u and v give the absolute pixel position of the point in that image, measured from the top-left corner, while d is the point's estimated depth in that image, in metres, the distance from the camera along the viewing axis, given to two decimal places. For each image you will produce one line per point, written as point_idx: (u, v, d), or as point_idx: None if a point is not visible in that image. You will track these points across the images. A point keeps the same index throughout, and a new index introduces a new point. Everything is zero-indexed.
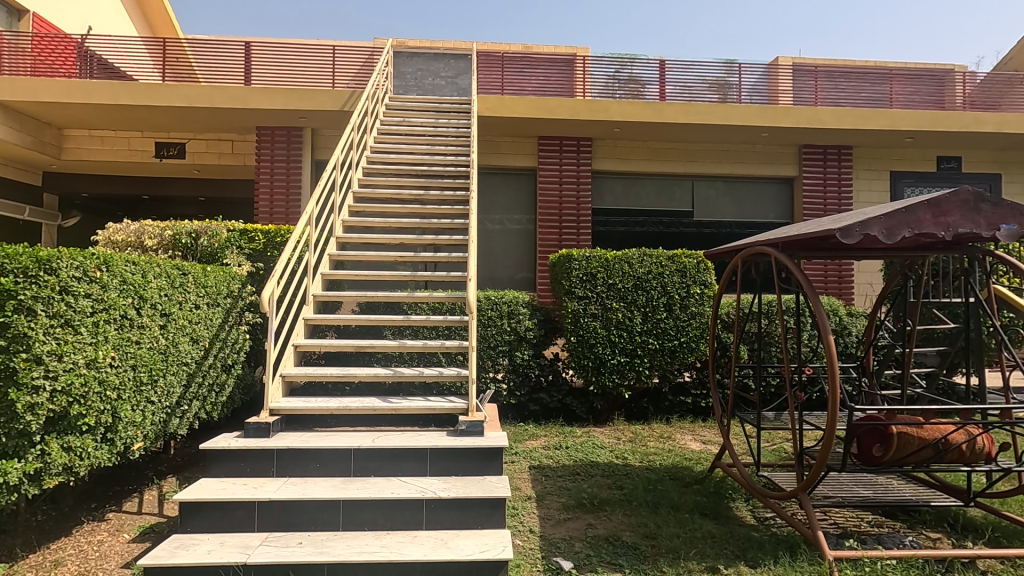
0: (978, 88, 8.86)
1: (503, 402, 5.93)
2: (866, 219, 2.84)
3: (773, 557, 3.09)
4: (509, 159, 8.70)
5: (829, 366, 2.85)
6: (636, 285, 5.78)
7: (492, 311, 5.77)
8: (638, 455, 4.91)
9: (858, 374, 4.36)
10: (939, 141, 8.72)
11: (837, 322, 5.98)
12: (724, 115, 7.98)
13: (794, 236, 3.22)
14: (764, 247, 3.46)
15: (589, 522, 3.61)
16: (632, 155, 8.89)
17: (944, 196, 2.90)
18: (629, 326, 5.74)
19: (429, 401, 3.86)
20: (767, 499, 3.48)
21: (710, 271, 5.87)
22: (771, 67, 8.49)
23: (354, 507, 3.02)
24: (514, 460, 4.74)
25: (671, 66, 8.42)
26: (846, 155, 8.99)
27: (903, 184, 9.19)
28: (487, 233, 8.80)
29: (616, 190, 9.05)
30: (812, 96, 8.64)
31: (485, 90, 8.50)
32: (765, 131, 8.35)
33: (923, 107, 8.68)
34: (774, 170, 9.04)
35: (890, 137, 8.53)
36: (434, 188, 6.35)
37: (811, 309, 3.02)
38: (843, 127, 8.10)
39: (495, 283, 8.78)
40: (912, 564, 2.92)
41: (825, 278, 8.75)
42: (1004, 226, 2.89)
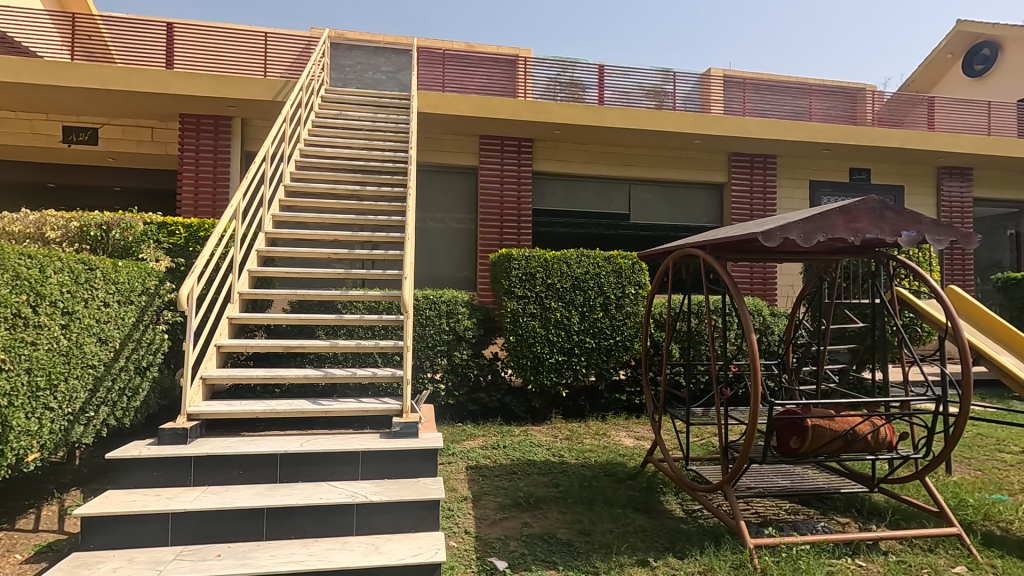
0: (886, 106, 9.62)
1: (441, 402, 5.88)
2: (785, 224, 3.01)
3: (699, 547, 3.20)
4: (451, 158, 8.63)
5: (751, 363, 2.99)
6: (574, 284, 5.87)
7: (430, 310, 5.71)
8: (574, 452, 4.99)
9: (779, 370, 4.65)
10: (852, 153, 9.39)
11: (761, 321, 6.34)
12: (659, 121, 8.26)
13: (720, 239, 3.36)
14: (693, 248, 3.60)
15: (525, 520, 3.62)
16: (572, 158, 9.02)
17: (854, 203, 3.11)
18: (567, 325, 5.82)
19: (362, 402, 3.74)
20: (695, 492, 3.61)
21: (645, 272, 6.04)
22: (703, 77, 8.87)
23: (280, 515, 2.88)
24: (451, 460, 4.69)
25: (610, 71, 8.62)
26: (770, 164, 9.52)
27: (821, 192, 9.82)
28: (427, 232, 8.68)
29: (556, 191, 9.14)
30: (740, 107, 9.09)
31: (426, 87, 8.38)
32: (698, 138, 8.70)
33: (838, 122, 9.32)
34: (706, 176, 9.43)
35: (810, 148, 9.10)
36: (372, 184, 6.18)
37: (735, 309, 3.15)
38: (768, 137, 8.59)
39: (434, 282, 8.68)
40: (824, 548, 3.12)
41: (750, 280, 9.23)
42: (906, 232, 3.13)
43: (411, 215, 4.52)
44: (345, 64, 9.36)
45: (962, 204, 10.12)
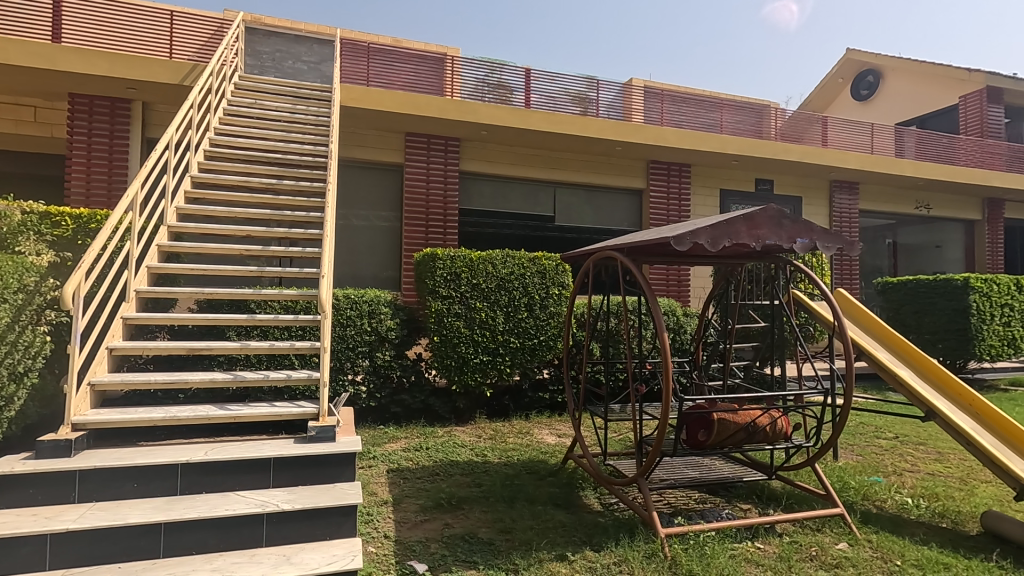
0: (787, 123, 10.43)
1: (362, 405, 5.73)
2: (694, 229, 3.19)
3: (614, 539, 3.32)
4: (375, 154, 8.42)
5: (664, 360, 3.15)
6: (499, 285, 5.90)
7: (351, 310, 5.57)
8: (497, 452, 5.02)
9: (690, 367, 4.93)
10: (758, 165, 10.10)
11: (675, 321, 6.69)
12: (583, 127, 8.50)
13: (636, 243, 3.51)
14: (611, 251, 3.74)
15: (446, 521, 3.60)
16: (498, 159, 9.07)
17: (756, 211, 3.35)
18: (491, 325, 5.85)
19: (275, 406, 3.56)
20: (612, 486, 3.74)
21: (567, 273, 6.18)
22: (625, 87, 9.22)
23: (180, 530, 2.68)
24: (371, 464, 4.57)
25: (536, 75, 8.76)
26: (685, 173, 10.06)
27: (730, 201, 10.49)
28: (350, 229, 8.42)
29: (483, 191, 9.15)
30: (658, 117, 9.53)
31: (350, 80, 8.12)
32: (619, 145, 9.03)
33: (745, 135, 9.99)
34: (626, 182, 9.80)
35: (721, 159, 9.70)
36: (289, 178, 5.91)
37: (650, 309, 3.30)
38: (683, 147, 9.08)
39: (356, 281, 8.43)
40: (727, 533, 3.33)
41: (666, 282, 9.70)
42: (801, 240, 3.41)
43: (330, 210, 4.37)
44: (262, 51, 8.89)
45: (849, 215, 11.17)
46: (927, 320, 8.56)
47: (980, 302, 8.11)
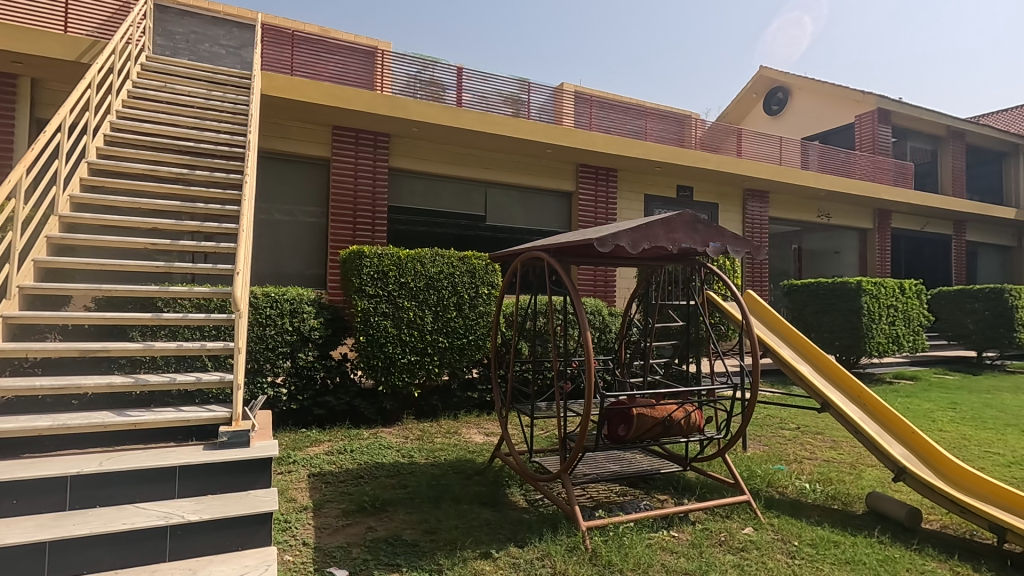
0: (707, 133, 11.02)
1: (283, 408, 5.50)
2: (616, 231, 3.31)
3: (538, 534, 3.38)
4: (299, 147, 8.09)
5: (587, 359, 3.24)
6: (427, 284, 5.85)
7: (271, 309, 5.33)
8: (424, 452, 4.96)
9: (614, 365, 5.10)
10: (680, 172, 10.61)
11: (600, 321, 6.91)
12: (514, 129, 8.58)
13: (562, 244, 3.60)
14: (538, 251, 3.80)
15: (369, 525, 3.52)
16: (430, 156, 8.98)
17: (673, 216, 3.52)
18: (419, 325, 5.78)
19: (183, 411, 3.34)
20: (537, 482, 3.81)
21: (497, 273, 6.21)
22: (556, 91, 9.39)
23: (69, 548, 2.46)
24: (290, 469, 4.38)
25: (468, 75, 8.75)
26: (612, 177, 10.40)
27: (654, 205, 10.95)
28: (272, 224, 8.04)
29: (414, 189, 9.02)
30: (588, 122, 9.79)
31: (272, 68, 7.75)
32: (549, 148, 9.19)
33: (669, 143, 10.46)
34: (556, 184, 9.99)
35: (646, 165, 10.10)
36: (203, 168, 5.55)
37: (574, 309, 3.39)
38: (610, 152, 9.38)
39: (278, 278, 8.06)
40: (644, 524, 3.48)
41: (594, 282, 9.98)
42: (713, 243, 3.62)
43: (246, 198, 4.12)
44: (175, 31, 8.30)
45: (760, 222, 11.98)
46: (827, 320, 9.33)
47: (870, 303, 8.95)
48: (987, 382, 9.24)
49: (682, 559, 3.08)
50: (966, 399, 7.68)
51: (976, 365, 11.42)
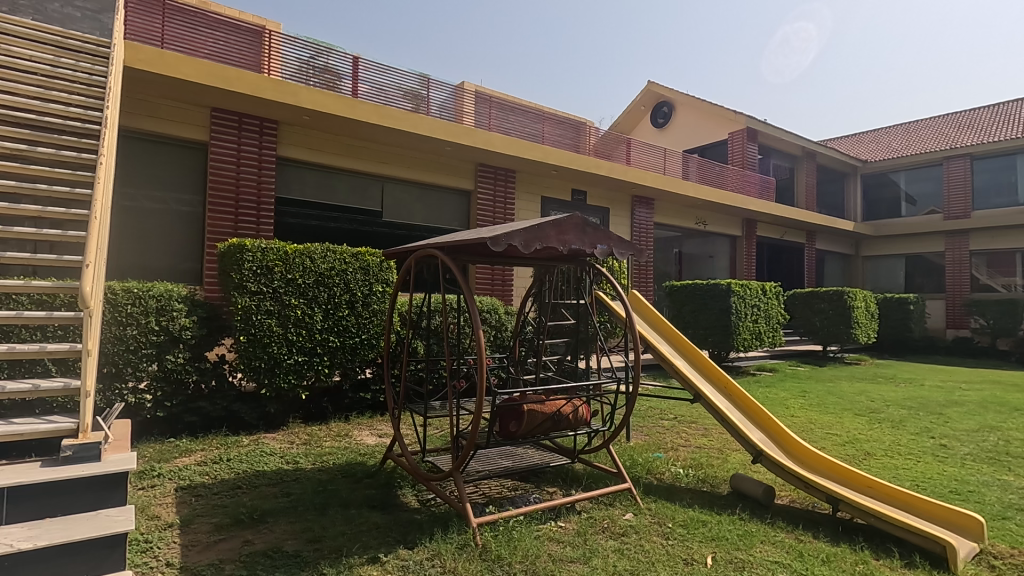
0: (600, 141, 11.56)
1: (148, 416, 4.96)
2: (509, 231, 3.36)
3: (428, 534, 3.35)
4: (172, 128, 7.34)
5: (479, 357, 3.26)
6: (317, 280, 5.56)
7: (133, 307, 4.78)
8: (311, 457, 4.72)
9: (508, 363, 5.18)
10: (574, 176, 11.04)
11: (496, 319, 7.00)
12: (412, 124, 8.43)
13: (456, 242, 3.59)
14: (433, 249, 3.76)
15: (246, 538, 3.27)
16: (322, 147, 8.55)
17: (564, 218, 3.65)
18: (308, 324, 5.49)
19: (15, 424, 2.88)
20: (429, 482, 3.77)
21: (392, 270, 6.07)
22: (457, 89, 9.36)
23: None
24: (153, 484, 3.96)
25: (366, 65, 8.45)
26: (511, 178, 10.57)
27: (550, 207, 11.30)
28: (138, 212, 7.24)
29: (304, 180, 8.53)
30: (487, 122, 9.87)
31: (139, 38, 6.95)
32: (448, 146, 9.14)
33: (565, 148, 10.84)
34: (455, 182, 9.96)
35: (543, 168, 10.39)
36: (49, 144, 4.84)
37: (467, 307, 3.39)
38: (508, 153, 9.54)
39: (145, 272, 7.28)
40: (532, 516, 3.58)
41: (491, 281, 10.09)
42: (600, 245, 3.80)
43: (100, 177, 3.64)
44: None
45: (646, 227, 12.80)
46: (702, 318, 10.19)
47: (738, 303, 9.90)
48: (829, 373, 10.61)
49: (568, 548, 3.21)
50: (813, 387, 8.77)
51: (822, 358, 13.07)
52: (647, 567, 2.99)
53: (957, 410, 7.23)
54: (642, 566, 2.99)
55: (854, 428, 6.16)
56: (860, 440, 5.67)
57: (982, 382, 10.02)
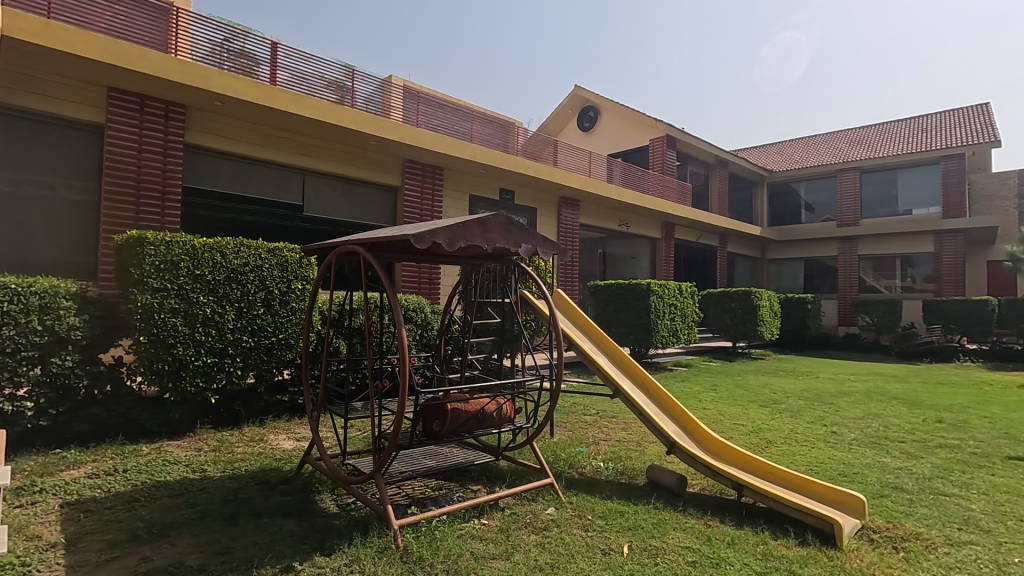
0: (528, 142, 11.70)
1: (28, 426, 4.46)
2: (434, 229, 3.33)
3: (347, 539, 3.25)
4: (61, 107, 6.65)
5: (401, 355, 3.19)
6: (229, 277, 5.24)
7: (10, 305, 4.29)
8: (221, 464, 4.44)
9: (433, 362, 5.12)
10: (503, 176, 11.11)
11: (423, 318, 6.91)
12: (336, 116, 8.15)
13: (378, 239, 3.50)
14: (354, 246, 3.65)
15: (144, 555, 3.03)
16: (236, 135, 8.06)
17: (489, 216, 3.66)
18: (218, 323, 5.16)
19: None
20: (349, 485, 3.66)
21: (313, 267, 5.84)
22: (383, 82, 9.14)
23: None
24: (34, 501, 3.57)
25: (286, 52, 8.06)
26: (439, 176, 10.46)
27: (478, 206, 11.29)
28: (19, 199, 6.51)
29: (216, 170, 8.00)
30: (415, 118, 9.71)
31: (21, 5, 6.23)
32: (374, 140, 8.91)
33: (493, 147, 10.88)
34: (381, 178, 9.72)
35: (471, 166, 10.37)
36: None
37: (389, 305, 3.32)
38: (436, 150, 9.44)
39: (27, 266, 6.57)
40: (456, 516, 3.56)
41: (418, 279, 9.94)
42: (525, 244, 3.84)
43: None
44: None
45: (572, 228, 13.09)
46: (624, 317, 10.57)
47: (657, 302, 10.37)
48: (738, 367, 11.36)
49: (491, 545, 3.22)
50: (724, 381, 9.35)
51: (732, 353, 13.95)
52: (567, 559, 3.06)
53: (846, 400, 7.96)
54: (563, 558, 3.06)
55: (758, 419, 6.63)
56: (763, 429, 6.11)
57: (867, 374, 11.09)
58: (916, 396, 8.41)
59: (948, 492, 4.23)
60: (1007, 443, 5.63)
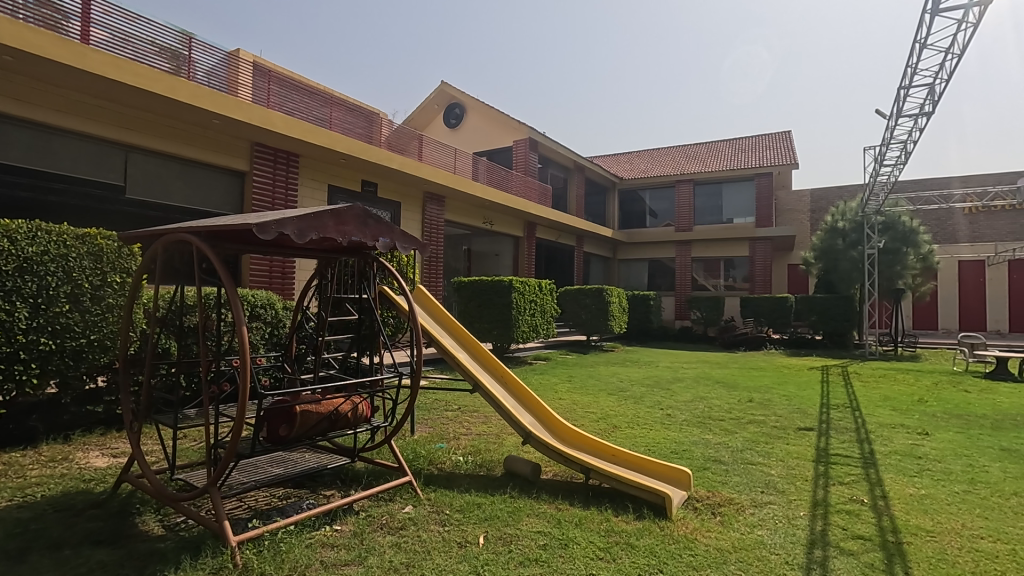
0: (393, 134, 11.39)
1: None
2: (281, 219, 3.09)
3: (174, 564, 2.89)
4: None
5: (242, 356, 2.91)
6: (21, 268, 4.36)
7: None
8: (7, 492, 3.69)
9: (283, 362, 4.75)
10: (365, 167, 10.69)
11: (273, 315, 6.41)
12: (169, 88, 7.21)
13: (216, 227, 3.16)
14: (187, 234, 3.26)
15: None
16: (35, 99, 6.74)
17: (344, 208, 3.49)
18: (5, 323, 4.27)
19: None
20: (177, 503, 3.26)
21: (135, 258, 5.11)
22: (229, 56, 8.28)
23: None
24: None
25: (105, 7, 6.94)
26: (293, 162, 9.74)
27: (338, 197, 10.72)
28: None
29: (6, 138, 6.62)
30: (265, 98, 8.95)
31: None
32: (217, 119, 8.04)
33: (355, 137, 10.41)
34: (225, 160, 8.79)
35: (330, 155, 9.82)
36: None
37: (228, 300, 3.01)
38: (291, 135, 8.80)
39: None
40: (305, 525, 3.35)
41: (269, 274, 9.18)
42: (383, 238, 3.73)
43: None
44: None
45: (437, 224, 13.01)
46: (486, 313, 10.77)
47: (518, 299, 10.74)
48: (591, 359, 12.21)
49: (342, 551, 3.08)
50: (578, 372, 9.98)
51: (586, 346, 14.94)
52: (423, 556, 3.04)
53: (679, 385, 8.96)
54: (419, 556, 3.03)
55: (606, 406, 7.18)
56: (610, 415, 6.63)
57: (697, 362, 12.59)
58: (734, 380, 9.73)
59: (755, 461, 4.95)
60: (799, 417, 6.75)
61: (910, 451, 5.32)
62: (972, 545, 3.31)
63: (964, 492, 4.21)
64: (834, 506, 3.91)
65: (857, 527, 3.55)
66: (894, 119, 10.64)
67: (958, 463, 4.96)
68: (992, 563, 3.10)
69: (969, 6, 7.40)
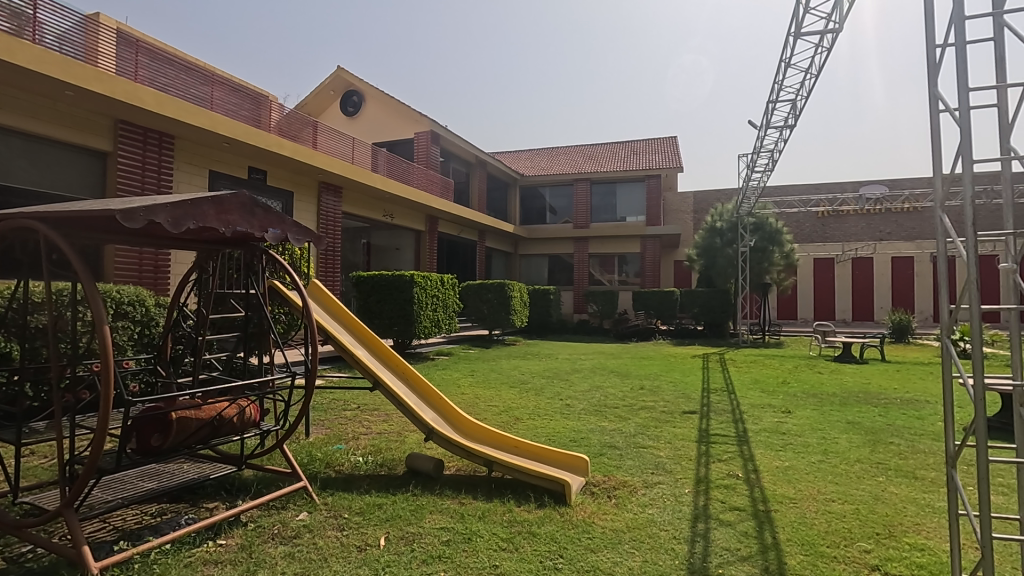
0: (283, 118, 10.66)
1: None
2: (151, 205, 2.77)
3: None
4: None
5: (104, 359, 2.57)
6: None
7: None
8: None
9: (155, 364, 4.27)
10: (251, 152, 9.92)
11: (144, 313, 5.77)
12: (7, 49, 6.19)
13: (70, 212, 2.74)
14: (31, 221, 2.80)
15: None
16: None
17: (226, 195, 3.21)
18: None
19: None
20: (23, 530, 2.82)
21: None
22: (85, 19, 7.29)
23: None
24: None
25: None
26: (167, 144, 8.81)
27: (220, 184, 9.86)
28: None
29: None
30: (131, 70, 7.98)
31: None
32: (71, 90, 7.04)
33: (240, 119, 9.62)
34: (82, 138, 7.74)
35: (211, 137, 9.00)
36: None
37: (86, 296, 2.64)
38: (163, 114, 7.93)
39: None
40: (183, 542, 3.06)
41: (138, 267, 8.26)
42: (272, 229, 3.48)
43: None
44: None
45: (333, 215, 12.40)
46: (386, 308, 10.47)
47: (418, 293, 10.55)
48: (493, 353, 12.35)
49: (227, 567, 2.84)
50: (480, 366, 10.04)
51: (488, 340, 15.07)
52: (318, 564, 2.89)
53: (578, 376, 9.33)
54: (315, 564, 2.88)
55: (508, 398, 7.29)
56: (512, 408, 6.73)
57: (593, 353, 13.20)
58: (627, 369, 10.30)
59: (646, 444, 5.27)
60: (684, 401, 7.31)
61: (776, 428, 5.95)
62: (826, 507, 3.77)
63: (819, 462, 4.79)
64: (714, 482, 4.26)
65: (733, 499, 3.90)
66: (763, 130, 11.78)
67: (814, 436, 5.62)
68: (842, 522, 3.55)
69: (823, 34, 8.33)
